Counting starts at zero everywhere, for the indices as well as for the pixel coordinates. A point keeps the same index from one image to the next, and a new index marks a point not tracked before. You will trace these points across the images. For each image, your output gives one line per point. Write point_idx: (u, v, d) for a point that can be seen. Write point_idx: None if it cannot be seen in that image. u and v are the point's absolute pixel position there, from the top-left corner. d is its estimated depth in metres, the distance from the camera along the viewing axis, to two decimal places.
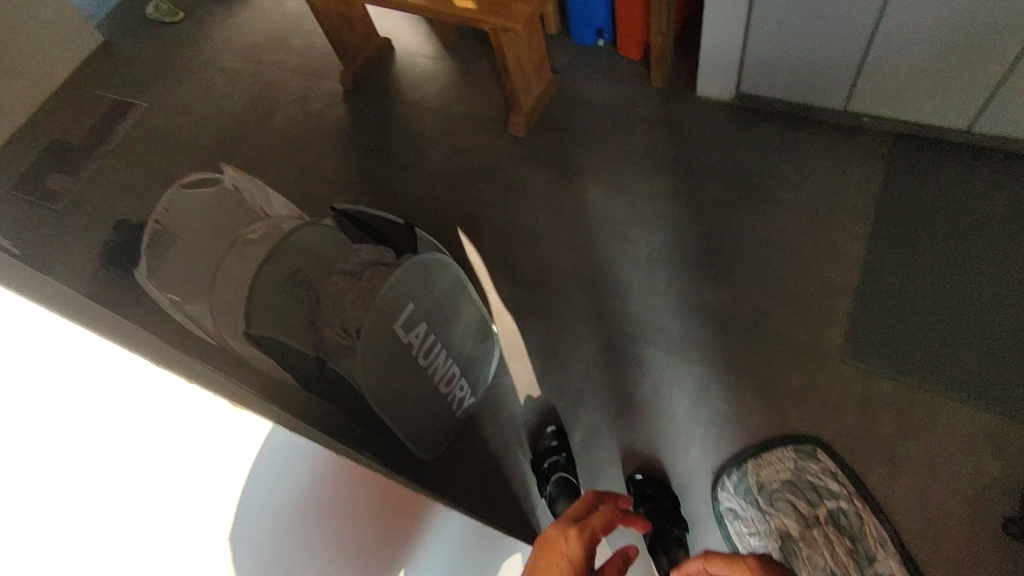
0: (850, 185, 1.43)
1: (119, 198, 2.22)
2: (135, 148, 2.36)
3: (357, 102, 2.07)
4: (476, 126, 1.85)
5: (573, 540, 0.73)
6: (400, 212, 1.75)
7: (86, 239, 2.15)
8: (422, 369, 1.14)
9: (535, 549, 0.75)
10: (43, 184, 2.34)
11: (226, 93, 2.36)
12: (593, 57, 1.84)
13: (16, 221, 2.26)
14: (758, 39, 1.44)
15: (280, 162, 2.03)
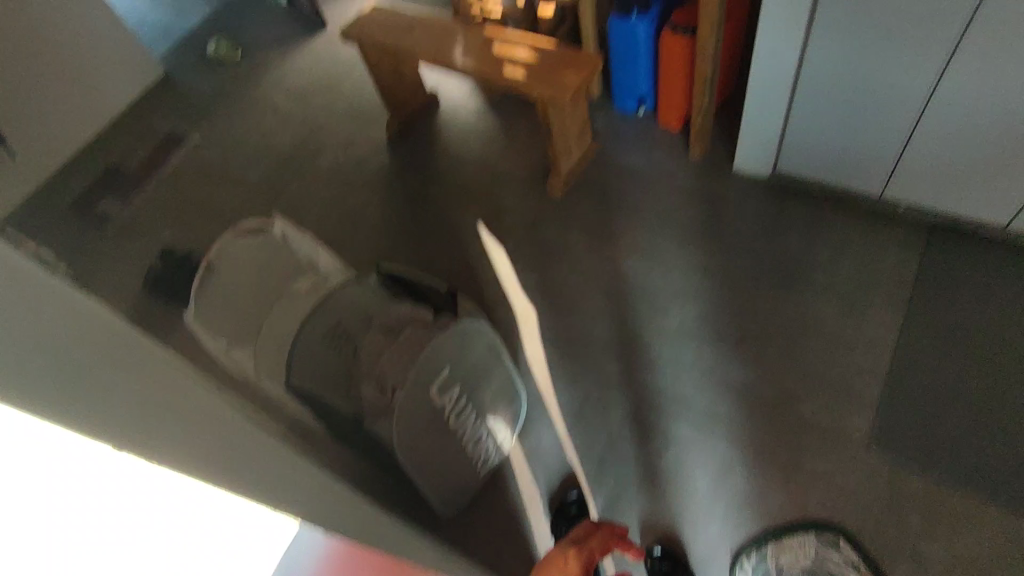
0: (883, 269, 1.44)
1: (166, 226, 2.31)
2: (186, 179, 2.46)
3: (401, 151, 2.15)
4: (515, 184, 1.91)
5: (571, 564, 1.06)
6: (436, 263, 1.80)
7: (130, 263, 2.23)
8: (452, 430, 1.17)
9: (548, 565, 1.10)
10: (97, 208, 2.45)
11: (276, 133, 2.47)
12: (633, 125, 1.90)
13: (68, 242, 2.37)
14: (797, 125, 1.48)
15: (323, 205, 2.11)
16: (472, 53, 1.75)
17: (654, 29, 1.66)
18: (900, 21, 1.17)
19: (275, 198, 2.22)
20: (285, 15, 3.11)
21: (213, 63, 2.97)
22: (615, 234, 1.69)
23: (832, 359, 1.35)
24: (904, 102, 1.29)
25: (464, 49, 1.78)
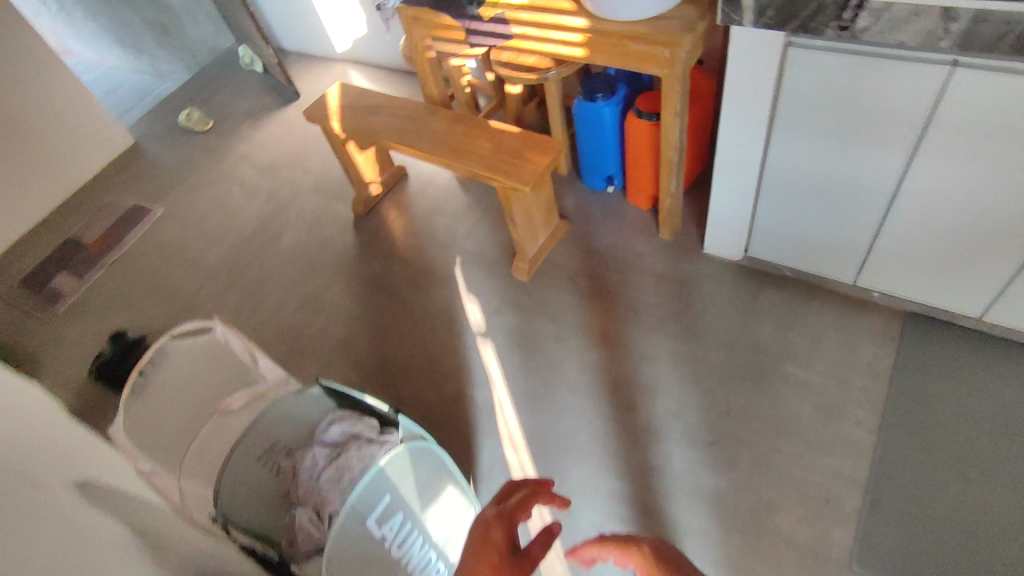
0: (859, 362, 1.37)
1: (119, 307, 2.21)
2: (148, 254, 2.39)
3: (366, 228, 2.10)
4: (481, 265, 1.85)
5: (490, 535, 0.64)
6: (399, 351, 1.73)
7: (78, 347, 2.12)
8: (394, 560, 1.04)
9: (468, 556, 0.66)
10: (52, 285, 2.36)
11: (242, 207, 2.42)
12: (602, 204, 1.86)
13: (18, 322, 2.27)
14: (766, 213, 1.44)
15: (284, 286, 2.03)
16: (434, 140, 1.69)
17: (619, 113, 1.63)
18: (856, 121, 1.14)
19: (235, 278, 2.14)
20: (259, 86, 3.10)
21: (183, 133, 2.94)
22: (581, 321, 1.63)
23: (810, 463, 1.26)
24: (867, 197, 1.25)
25: (425, 134, 1.72)
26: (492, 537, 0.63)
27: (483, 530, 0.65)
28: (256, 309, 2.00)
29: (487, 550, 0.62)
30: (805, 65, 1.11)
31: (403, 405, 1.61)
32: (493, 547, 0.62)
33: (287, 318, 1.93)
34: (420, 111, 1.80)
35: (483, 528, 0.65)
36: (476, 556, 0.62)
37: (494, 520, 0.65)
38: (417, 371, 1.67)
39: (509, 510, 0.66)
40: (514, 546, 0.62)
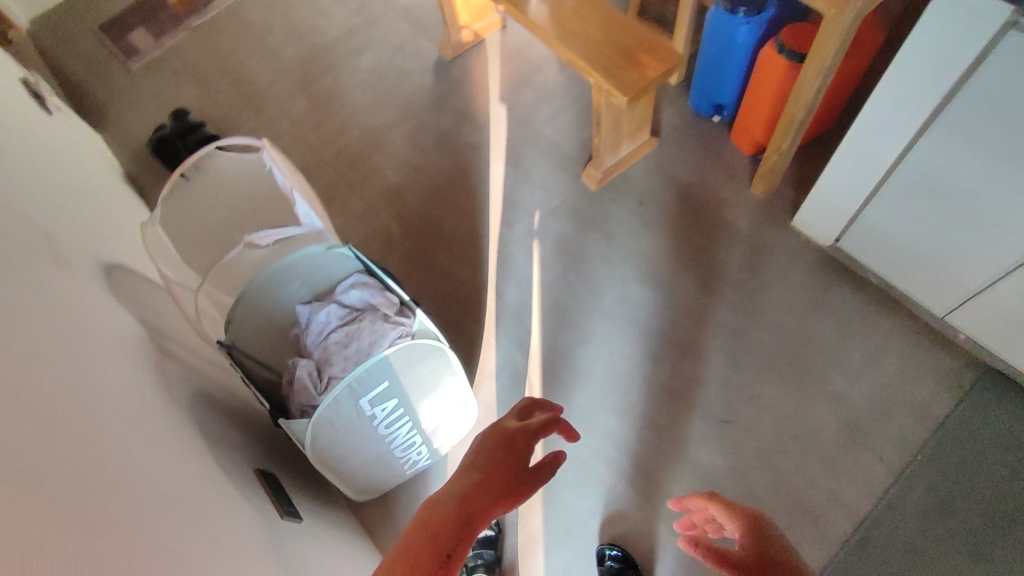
0: (910, 400, 1.26)
1: (186, 81, 2.14)
2: (223, 30, 2.26)
3: (447, 76, 1.92)
4: (553, 158, 1.70)
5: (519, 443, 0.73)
6: (443, 222, 1.66)
7: (140, 112, 2.09)
8: (379, 436, 1.07)
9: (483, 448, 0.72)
10: (130, 38, 2.29)
11: (327, 8, 2.23)
12: (703, 133, 1.65)
13: (93, 68, 2.24)
14: (881, 211, 1.25)
15: (348, 114, 1.92)
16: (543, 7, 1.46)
17: (757, 37, 1.40)
18: None
19: (303, 87, 2.02)
20: None
21: None
22: (634, 256, 1.52)
23: (812, 481, 1.22)
24: (1009, 237, 1.06)
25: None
26: (514, 444, 0.72)
27: (505, 435, 0.74)
28: (317, 129, 1.91)
29: (510, 452, 0.72)
30: (1010, 61, 0.87)
31: (432, 279, 1.57)
32: (510, 452, 0.72)
33: (344, 149, 1.84)
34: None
35: (506, 433, 0.74)
36: (490, 453, 0.71)
37: (520, 433, 0.74)
38: (456, 250, 1.61)
39: (535, 430, 0.76)
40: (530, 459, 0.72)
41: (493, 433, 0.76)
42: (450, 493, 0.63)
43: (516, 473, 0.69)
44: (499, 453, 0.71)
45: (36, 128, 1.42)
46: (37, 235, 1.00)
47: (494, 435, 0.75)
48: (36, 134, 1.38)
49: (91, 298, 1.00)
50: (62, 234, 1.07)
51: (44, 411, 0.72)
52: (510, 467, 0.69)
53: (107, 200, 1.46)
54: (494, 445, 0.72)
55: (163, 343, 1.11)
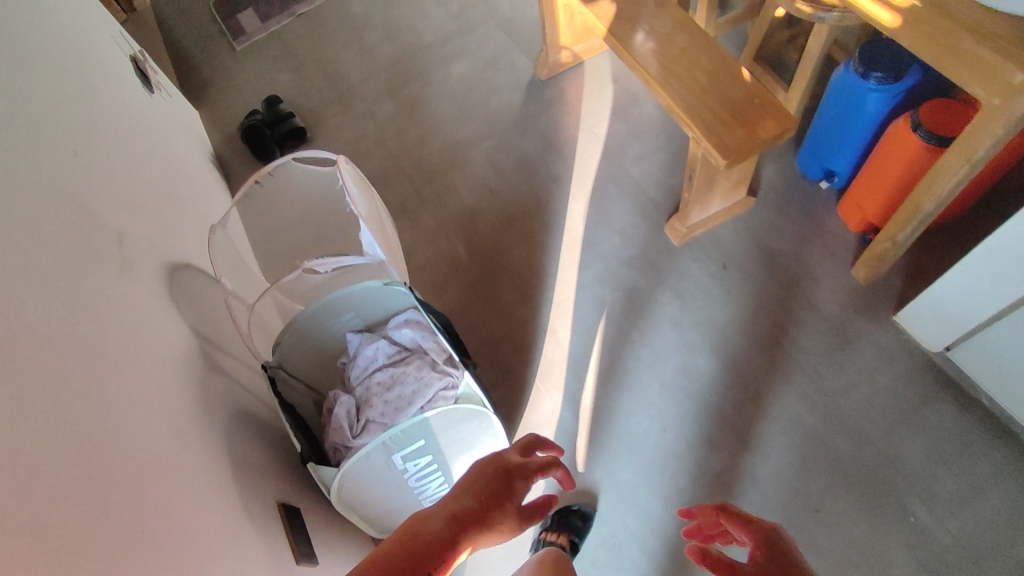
0: (1004, 549, 1.11)
1: (284, 67, 2.15)
2: (322, 17, 2.24)
3: (540, 97, 1.84)
4: (638, 203, 1.60)
5: (514, 483, 0.72)
6: (513, 253, 1.60)
7: (236, 92, 2.12)
8: (407, 492, 1.01)
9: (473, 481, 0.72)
10: (238, 19, 2.31)
11: (427, 5, 2.16)
12: (807, 198, 1.51)
13: (201, 44, 2.30)
14: (1007, 331, 1.10)
15: (435, 123, 1.87)
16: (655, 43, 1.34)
17: (887, 107, 1.25)
18: None
19: (393, 86, 1.98)
20: None
21: None
22: (708, 323, 1.41)
23: None
24: None
25: (643, 29, 1.37)
26: (511, 483, 0.72)
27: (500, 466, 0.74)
28: (401, 135, 1.87)
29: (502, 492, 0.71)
30: None
31: (493, 312, 1.52)
32: (506, 482, 0.72)
33: (425, 160, 1.81)
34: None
35: (503, 464, 0.74)
36: (485, 481, 0.71)
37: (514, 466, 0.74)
38: (521, 286, 1.54)
39: (533, 466, 0.75)
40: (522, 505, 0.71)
41: (487, 464, 0.75)
42: (440, 513, 0.66)
43: (507, 505, 0.70)
44: (494, 480, 0.72)
45: (134, 109, 1.44)
46: (106, 233, 1.00)
47: (491, 465, 0.75)
48: (134, 119, 1.41)
49: (148, 305, 0.99)
50: (133, 232, 1.07)
51: (73, 445, 0.70)
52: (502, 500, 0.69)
53: (191, 189, 1.48)
54: (488, 474, 0.72)
55: (213, 354, 1.10)
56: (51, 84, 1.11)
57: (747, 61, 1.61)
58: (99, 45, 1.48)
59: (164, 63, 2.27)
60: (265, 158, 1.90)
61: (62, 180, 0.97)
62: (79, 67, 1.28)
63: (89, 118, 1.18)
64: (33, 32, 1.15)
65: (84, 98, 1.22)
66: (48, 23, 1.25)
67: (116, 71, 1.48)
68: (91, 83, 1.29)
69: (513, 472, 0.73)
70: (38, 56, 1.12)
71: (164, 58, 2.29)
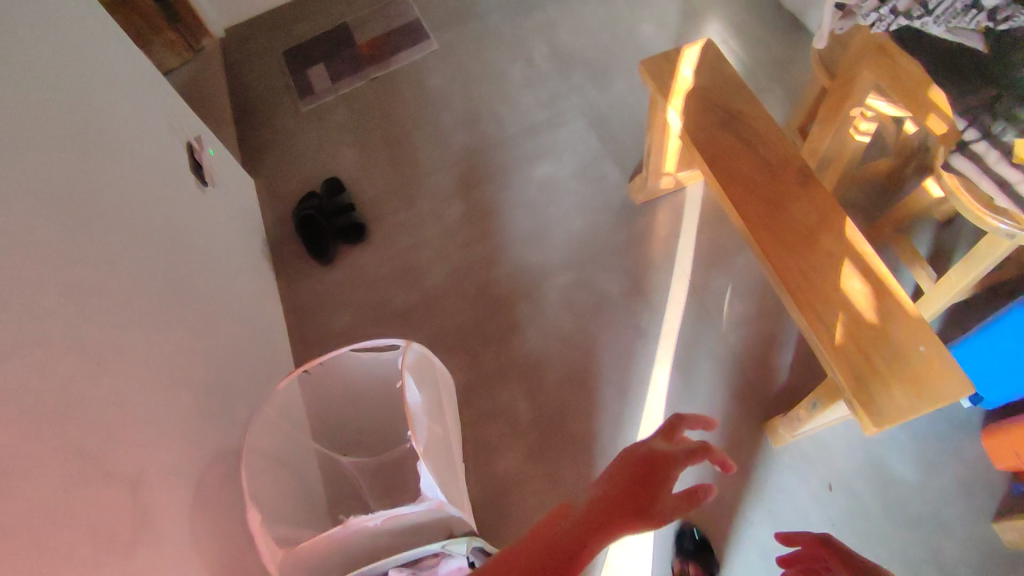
0: None
1: (348, 139, 1.95)
2: (395, 85, 2.03)
3: (631, 226, 1.62)
4: (735, 385, 1.38)
5: (659, 470, 0.74)
6: (583, 425, 1.40)
7: (294, 163, 1.93)
8: None
9: (621, 467, 0.75)
10: (306, 74, 2.12)
11: (511, 88, 1.94)
12: (941, 415, 1.28)
13: (262, 96, 2.11)
14: None
15: (508, 240, 1.67)
16: (789, 239, 1.09)
17: None
18: None
19: (466, 184, 1.77)
20: None
21: None
22: None
23: None
24: None
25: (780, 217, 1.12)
26: (656, 470, 0.74)
27: (646, 455, 0.76)
28: (468, 247, 1.68)
29: (640, 484, 0.73)
30: None
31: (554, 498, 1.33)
32: (651, 469, 0.74)
33: (493, 285, 1.62)
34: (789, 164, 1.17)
35: (651, 446, 0.77)
36: (629, 470, 0.74)
37: (663, 450, 0.76)
38: (590, 470, 1.35)
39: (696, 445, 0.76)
40: (660, 491, 0.72)
41: (634, 445, 0.79)
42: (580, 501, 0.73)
43: (649, 496, 0.72)
44: (639, 467, 0.74)
45: (176, 235, 1.28)
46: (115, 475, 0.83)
47: (637, 451, 0.77)
48: (176, 253, 1.25)
49: None
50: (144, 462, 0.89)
51: None
52: (644, 497, 0.71)
53: (221, 329, 1.30)
54: (634, 463, 0.75)
55: None
56: (79, 261, 0.94)
57: (887, 229, 1.37)
58: (152, 153, 1.31)
59: (223, 114, 2.09)
60: (319, 253, 1.71)
61: (74, 418, 0.81)
62: (120, 207, 1.11)
63: (118, 287, 1.01)
64: (69, 186, 0.98)
65: (118, 255, 1.05)
66: (92, 156, 1.08)
67: (166, 184, 1.32)
68: (128, 227, 1.11)
69: (649, 458, 0.75)
70: (70, 225, 0.95)
71: (222, 108, 2.11)
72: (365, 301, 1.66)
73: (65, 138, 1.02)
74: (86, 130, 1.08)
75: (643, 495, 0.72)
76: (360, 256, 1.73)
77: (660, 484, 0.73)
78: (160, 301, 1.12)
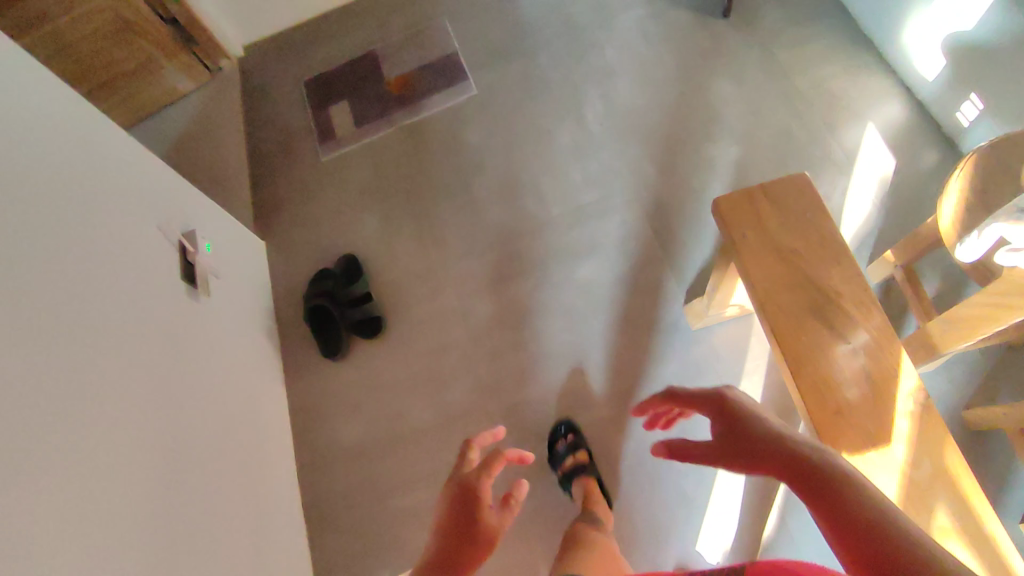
0: None
1: (369, 202, 1.71)
2: (424, 137, 1.77)
3: (684, 360, 1.41)
4: None
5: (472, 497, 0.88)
6: None
7: (308, 225, 1.72)
8: None
9: (434, 526, 0.87)
10: (326, 115, 1.87)
11: (558, 157, 1.66)
12: None
13: (276, 138, 1.88)
14: None
15: (541, 355, 1.47)
16: (865, 451, 0.89)
17: None
18: None
19: (498, 280, 1.55)
20: None
21: None
22: None
23: None
24: None
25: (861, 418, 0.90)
26: (469, 495, 0.89)
27: (458, 487, 0.92)
28: (497, 362, 1.47)
29: (456, 508, 0.88)
30: None
31: None
32: (468, 493, 0.90)
33: (520, 411, 1.42)
34: (889, 361, 0.94)
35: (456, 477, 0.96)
36: (458, 508, 0.88)
37: (467, 479, 0.92)
38: None
39: (491, 459, 0.93)
40: (483, 498, 0.89)
41: (447, 485, 0.94)
42: (432, 543, 0.83)
43: (478, 508, 0.88)
44: (457, 496, 0.90)
45: (173, 388, 1.11)
46: None
47: (453, 489, 0.92)
48: (175, 414, 1.08)
49: None
50: None
51: None
52: (473, 517, 0.85)
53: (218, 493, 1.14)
54: (453, 495, 0.91)
55: None
56: (50, 512, 0.77)
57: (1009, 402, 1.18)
58: (146, 285, 1.12)
59: (237, 157, 1.87)
60: (330, 351, 1.52)
61: None
62: (105, 393, 0.94)
63: (101, 518, 0.85)
64: (43, 409, 0.81)
65: (103, 467, 0.88)
66: (72, 340, 0.90)
67: (163, 322, 1.15)
68: (114, 416, 0.94)
69: (450, 484, 0.94)
70: (41, 471, 0.78)
71: (240, 149, 1.89)
72: (377, 411, 1.48)
73: (36, 336, 0.84)
74: (54, 314, 0.88)
75: (473, 511, 0.87)
76: (374, 354, 1.53)
77: (483, 493, 0.90)
78: (152, 504, 0.95)
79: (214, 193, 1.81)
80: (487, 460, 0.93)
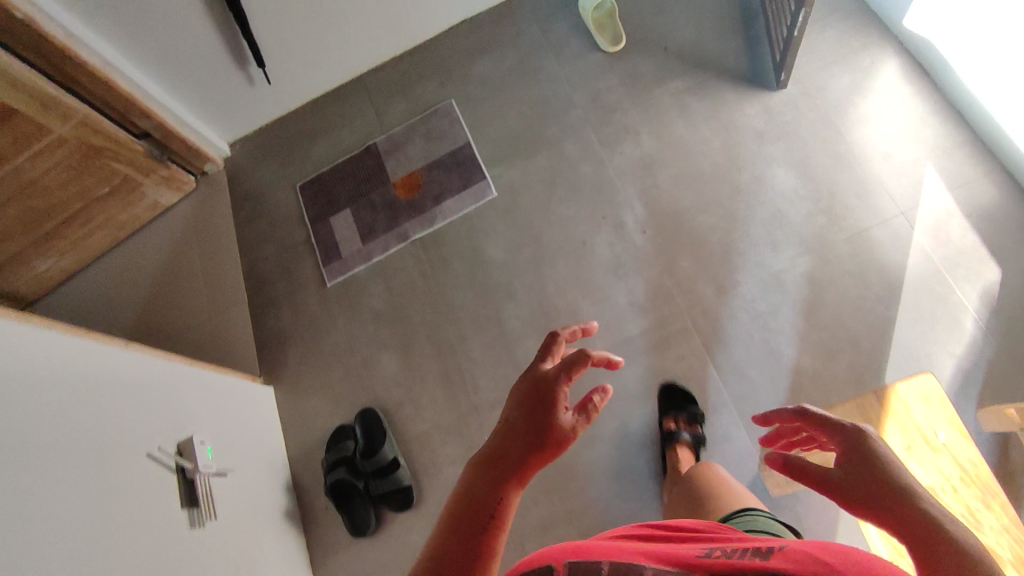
0: None
1: (385, 337, 1.52)
2: (442, 255, 1.55)
3: None
4: None
5: (536, 412, 0.66)
6: None
7: (319, 367, 1.53)
8: None
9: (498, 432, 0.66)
10: (329, 230, 1.65)
11: (598, 277, 1.44)
12: None
13: (275, 257, 1.67)
14: None
15: (596, 527, 1.28)
16: None
17: None
18: None
19: None
20: None
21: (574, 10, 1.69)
22: None
23: None
24: None
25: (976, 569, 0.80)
26: (540, 400, 0.66)
27: (532, 384, 0.69)
28: (546, 536, 1.29)
29: (521, 424, 0.65)
30: None
31: None
32: (537, 400, 0.67)
33: None
34: None
35: (532, 375, 0.70)
36: (517, 427, 0.65)
37: (547, 376, 0.68)
38: None
39: (574, 364, 0.68)
40: (554, 407, 0.66)
41: (522, 380, 0.70)
42: (470, 469, 0.64)
43: (543, 431, 0.64)
44: (525, 400, 0.67)
45: None
46: None
47: (525, 386, 0.69)
48: None
49: None
50: None
51: None
52: (536, 436, 0.64)
53: None
54: (522, 397, 0.68)
55: None
56: None
57: None
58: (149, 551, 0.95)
59: (233, 281, 1.67)
60: (356, 529, 1.35)
61: None
62: None
63: None
64: None
65: None
66: None
67: None
68: None
69: (521, 389, 0.69)
70: None
71: (235, 270, 1.68)
72: None
73: None
74: None
75: (543, 417, 0.65)
76: (405, 526, 1.36)
77: (558, 409, 0.66)
78: None
79: (211, 326, 1.62)
80: (565, 367, 0.68)
